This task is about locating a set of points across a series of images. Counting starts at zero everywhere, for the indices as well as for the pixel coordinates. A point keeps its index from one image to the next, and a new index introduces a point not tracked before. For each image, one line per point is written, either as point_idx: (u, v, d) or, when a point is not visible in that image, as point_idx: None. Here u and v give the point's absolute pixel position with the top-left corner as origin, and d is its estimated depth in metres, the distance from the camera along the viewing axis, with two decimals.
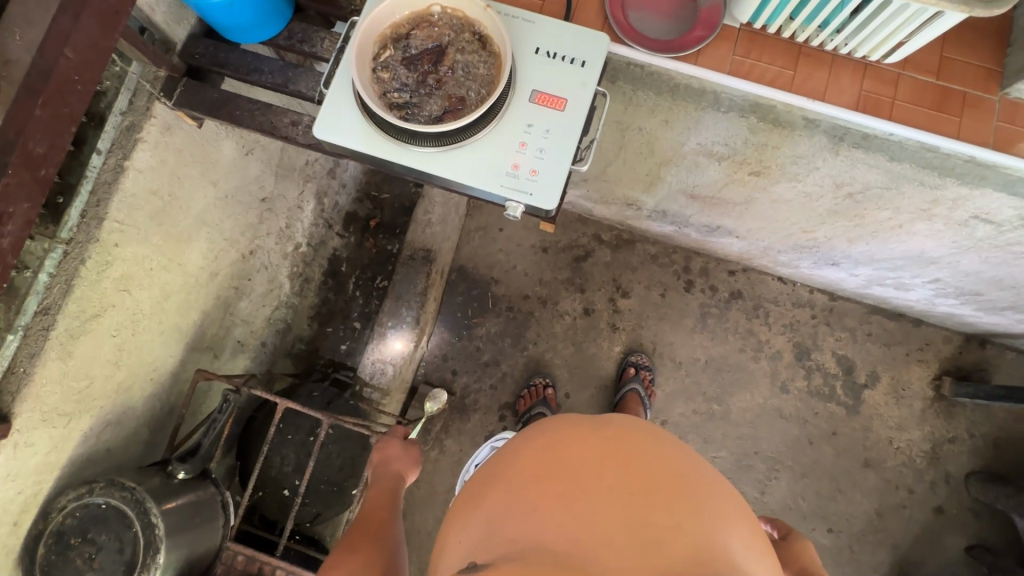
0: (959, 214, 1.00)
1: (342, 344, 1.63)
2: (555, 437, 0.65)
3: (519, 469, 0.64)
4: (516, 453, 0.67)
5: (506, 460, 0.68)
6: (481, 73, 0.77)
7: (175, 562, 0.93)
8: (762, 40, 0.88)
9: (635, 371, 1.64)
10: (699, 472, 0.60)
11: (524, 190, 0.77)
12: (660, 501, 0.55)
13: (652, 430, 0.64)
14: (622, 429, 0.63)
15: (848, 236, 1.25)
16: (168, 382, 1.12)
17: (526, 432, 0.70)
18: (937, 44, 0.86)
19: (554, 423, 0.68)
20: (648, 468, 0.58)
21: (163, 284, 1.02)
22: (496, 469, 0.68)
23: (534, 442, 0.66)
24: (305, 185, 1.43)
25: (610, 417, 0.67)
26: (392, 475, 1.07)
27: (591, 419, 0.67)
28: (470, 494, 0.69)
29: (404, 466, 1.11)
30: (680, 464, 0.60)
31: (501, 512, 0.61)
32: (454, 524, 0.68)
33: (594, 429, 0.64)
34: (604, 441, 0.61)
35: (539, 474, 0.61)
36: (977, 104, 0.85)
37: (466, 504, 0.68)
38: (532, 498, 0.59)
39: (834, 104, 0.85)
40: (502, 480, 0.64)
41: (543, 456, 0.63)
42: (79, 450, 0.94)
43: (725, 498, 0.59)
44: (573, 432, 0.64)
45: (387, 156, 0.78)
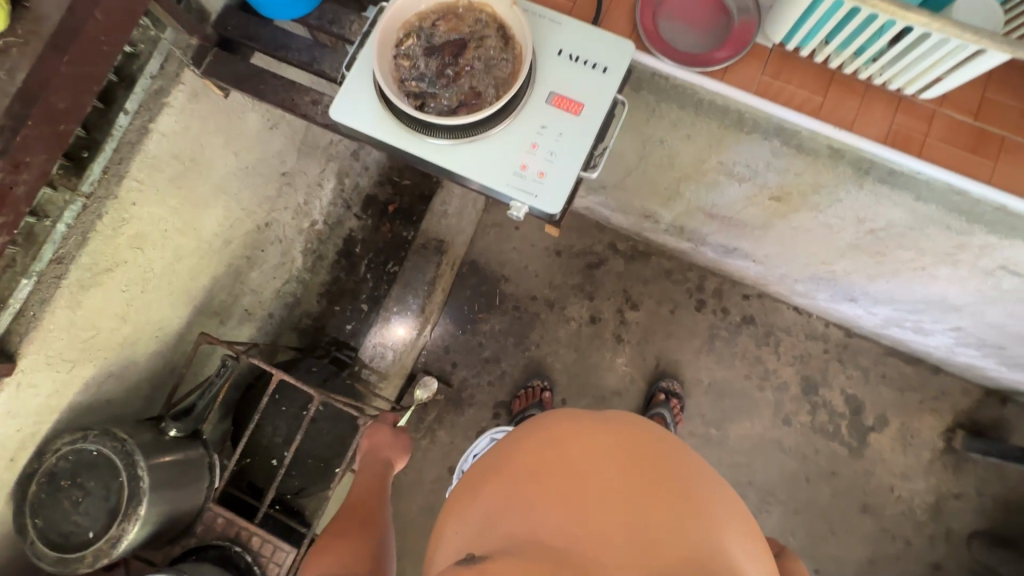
0: (985, 262, 0.96)
1: (348, 324, 1.64)
2: (561, 433, 0.67)
3: (520, 467, 0.67)
4: (517, 448, 0.70)
5: (506, 454, 0.71)
6: (500, 70, 0.77)
7: (157, 516, 0.94)
8: (793, 61, 0.84)
9: (664, 397, 1.61)
10: (701, 477, 0.63)
11: (530, 191, 0.76)
12: (661, 505, 0.58)
13: (654, 433, 0.67)
14: (625, 432, 0.66)
15: (867, 272, 1.21)
16: (172, 342, 1.15)
17: (532, 425, 0.72)
18: (980, 82, 0.81)
19: (559, 416, 0.70)
20: (651, 474, 0.61)
21: (177, 247, 1.05)
22: (497, 462, 0.71)
23: (536, 438, 0.69)
24: (326, 164, 1.45)
25: (614, 417, 0.69)
26: (380, 461, 1.15)
27: (597, 418, 0.69)
28: (469, 483, 0.73)
29: (392, 453, 1.19)
30: (681, 469, 0.63)
31: (505, 507, 0.63)
32: (453, 513, 0.72)
33: (599, 430, 0.66)
34: (607, 445, 0.64)
35: (541, 473, 0.64)
36: (1014, 150, 0.80)
37: (463, 496, 0.72)
38: (537, 496, 0.62)
39: (862, 135, 0.82)
40: (507, 475, 0.67)
41: (544, 454, 0.66)
42: (80, 397, 0.97)
43: (726, 500, 0.61)
44: (579, 430, 0.66)
45: (400, 144, 0.79)
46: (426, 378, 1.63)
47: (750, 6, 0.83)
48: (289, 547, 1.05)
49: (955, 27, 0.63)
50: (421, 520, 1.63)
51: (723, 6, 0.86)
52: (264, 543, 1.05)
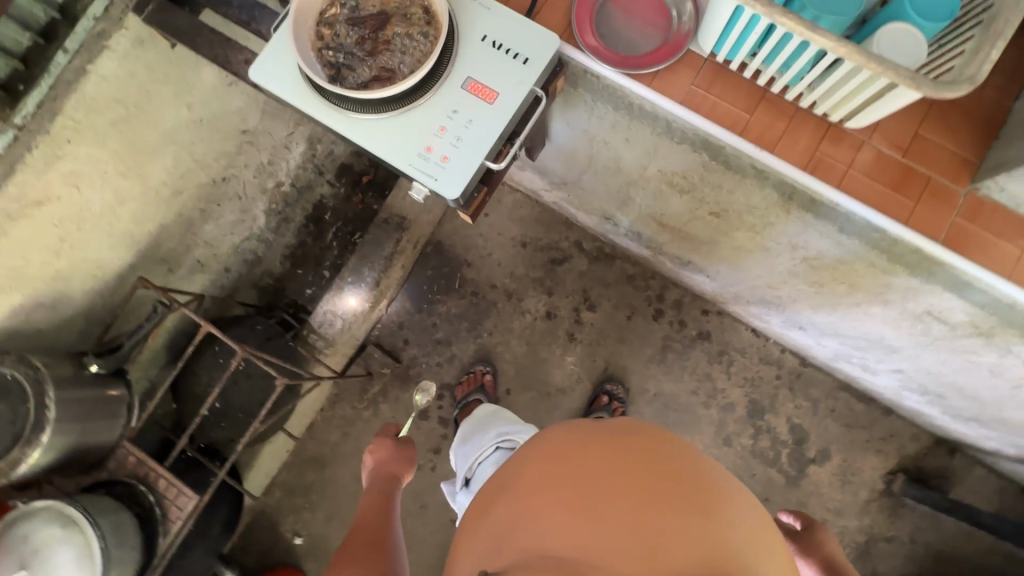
0: (913, 305, 0.93)
1: (308, 288, 1.66)
2: (565, 442, 0.66)
3: (526, 479, 0.66)
4: (526, 461, 0.69)
5: (515, 469, 0.70)
6: (418, 50, 0.77)
7: (61, 445, 0.98)
8: (726, 75, 0.81)
9: (607, 400, 1.61)
10: (716, 477, 0.60)
11: (430, 174, 0.76)
12: (671, 507, 0.55)
13: (669, 435, 0.64)
14: (635, 434, 0.64)
15: (811, 302, 1.18)
16: (112, 283, 1.18)
17: (539, 438, 0.71)
18: (914, 118, 0.78)
19: (563, 427, 0.69)
20: (661, 476, 0.58)
21: (119, 189, 1.08)
22: (507, 478, 0.70)
23: (542, 449, 0.68)
24: (295, 127, 1.44)
25: (625, 421, 0.67)
26: (387, 475, 1.11)
27: (605, 423, 0.67)
28: (481, 504, 0.73)
29: (398, 466, 1.15)
30: (694, 467, 0.60)
31: (511, 521, 0.63)
32: (468, 532, 0.71)
33: (604, 435, 0.64)
34: (614, 447, 0.62)
35: (544, 483, 0.62)
36: (937, 192, 0.77)
37: (475, 517, 0.72)
38: (541, 506, 0.60)
39: (783, 158, 0.80)
40: (514, 489, 0.66)
41: (550, 463, 0.64)
42: (6, 322, 1.01)
43: (728, 493, 0.59)
44: (582, 437, 0.65)
45: (314, 112, 0.79)
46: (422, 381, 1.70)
47: (689, 13, 0.81)
48: (191, 495, 1.05)
49: (860, 55, 0.62)
50: (352, 489, 1.67)
51: (664, 10, 0.83)
52: (168, 487, 1.06)
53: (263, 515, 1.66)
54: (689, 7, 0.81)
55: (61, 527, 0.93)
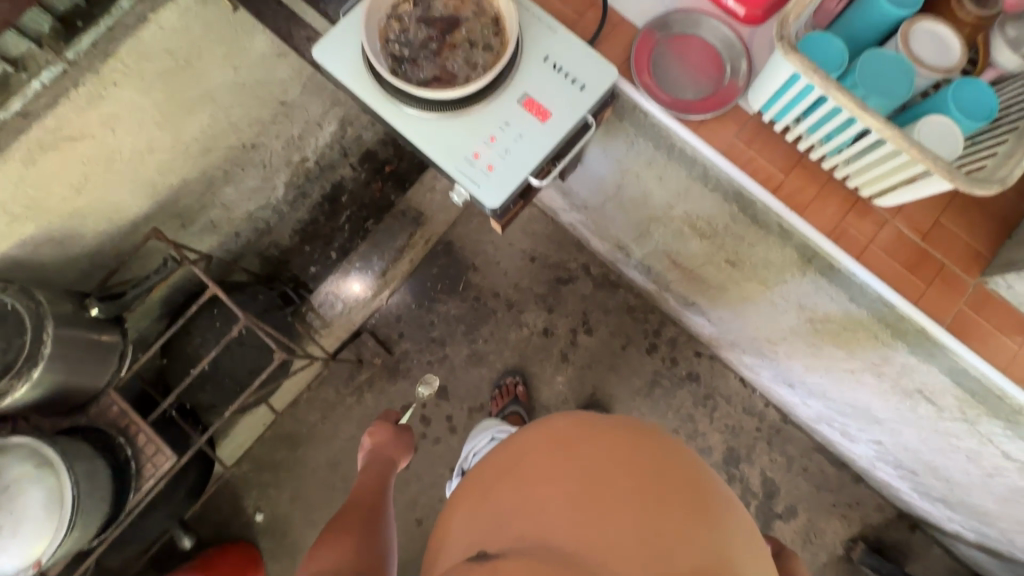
0: (905, 381, 0.96)
1: (312, 266, 1.68)
2: (570, 440, 0.73)
3: (531, 467, 0.73)
4: (530, 451, 0.76)
5: (517, 457, 0.76)
6: (482, 58, 0.79)
7: (48, 384, 0.96)
8: (768, 134, 0.85)
9: None
10: (705, 484, 0.69)
11: (473, 180, 0.78)
12: (670, 509, 0.63)
13: (666, 443, 0.73)
14: (635, 441, 0.72)
15: (805, 362, 1.21)
16: (124, 229, 1.17)
17: (540, 432, 0.78)
18: (937, 206, 0.82)
19: (566, 426, 0.77)
20: (660, 481, 0.66)
21: (151, 138, 1.08)
22: (508, 464, 0.77)
23: (548, 441, 0.75)
24: (331, 107, 1.45)
25: (624, 424, 0.76)
26: (383, 458, 1.12)
27: (608, 428, 0.75)
28: (478, 486, 0.79)
29: (396, 450, 1.16)
30: (688, 474, 0.69)
31: (514, 508, 0.69)
32: (466, 511, 0.77)
33: (610, 440, 0.72)
34: (621, 451, 0.70)
35: (552, 473, 0.69)
36: (948, 279, 0.81)
37: (473, 498, 0.77)
38: (547, 497, 0.67)
39: (810, 223, 0.83)
40: (516, 478, 0.73)
41: (558, 456, 0.72)
42: (15, 250, 1.00)
43: (715, 499, 0.67)
44: (588, 437, 0.73)
45: (370, 101, 0.81)
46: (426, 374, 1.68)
47: (743, 70, 0.85)
48: (169, 454, 1.03)
49: (904, 141, 0.65)
50: (322, 473, 1.65)
51: (719, 63, 0.87)
52: (147, 442, 1.04)
53: (227, 485, 1.63)
54: (744, 65, 0.85)
55: (35, 466, 0.91)
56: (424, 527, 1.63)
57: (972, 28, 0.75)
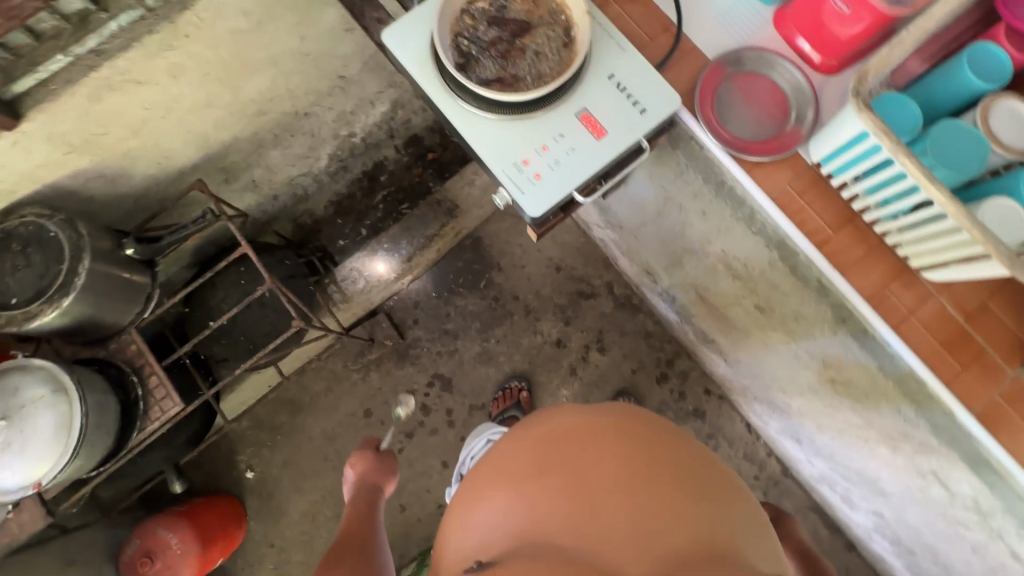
0: (921, 460, 0.93)
1: (340, 240, 1.69)
2: (558, 430, 0.73)
3: (515, 463, 0.72)
4: (513, 446, 0.75)
5: (500, 455, 0.76)
6: (548, 66, 0.78)
7: (76, 314, 0.99)
8: (823, 187, 0.82)
9: None
10: (692, 457, 0.70)
11: (518, 186, 0.78)
12: (663, 492, 0.64)
13: (647, 421, 0.74)
14: (620, 424, 0.72)
15: (818, 420, 1.19)
16: (170, 175, 1.20)
17: (525, 423, 0.78)
18: (987, 287, 0.79)
19: (550, 414, 0.76)
20: (650, 464, 0.67)
21: (211, 93, 1.10)
22: (492, 462, 0.76)
23: (531, 435, 0.75)
24: (386, 87, 1.46)
25: (607, 406, 0.76)
26: (369, 487, 1.12)
27: (595, 410, 0.75)
28: (466, 487, 0.78)
29: (381, 478, 1.15)
30: (674, 451, 0.70)
31: (509, 508, 0.68)
32: (456, 516, 0.76)
33: (597, 425, 0.72)
34: (609, 437, 0.70)
35: (538, 469, 0.69)
36: (987, 366, 0.78)
37: (464, 499, 0.76)
38: (541, 493, 0.67)
39: (852, 284, 0.81)
40: (506, 475, 0.72)
41: (543, 450, 0.71)
42: (66, 181, 1.03)
43: (705, 472, 0.69)
44: (576, 425, 0.73)
45: (430, 92, 0.81)
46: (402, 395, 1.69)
47: (808, 117, 0.83)
48: (176, 401, 1.06)
49: (966, 219, 0.63)
50: (317, 443, 1.67)
51: (784, 107, 0.85)
52: (158, 385, 1.07)
53: (224, 439, 1.66)
54: (811, 113, 0.83)
55: (51, 390, 0.93)
56: (407, 513, 1.63)
57: None
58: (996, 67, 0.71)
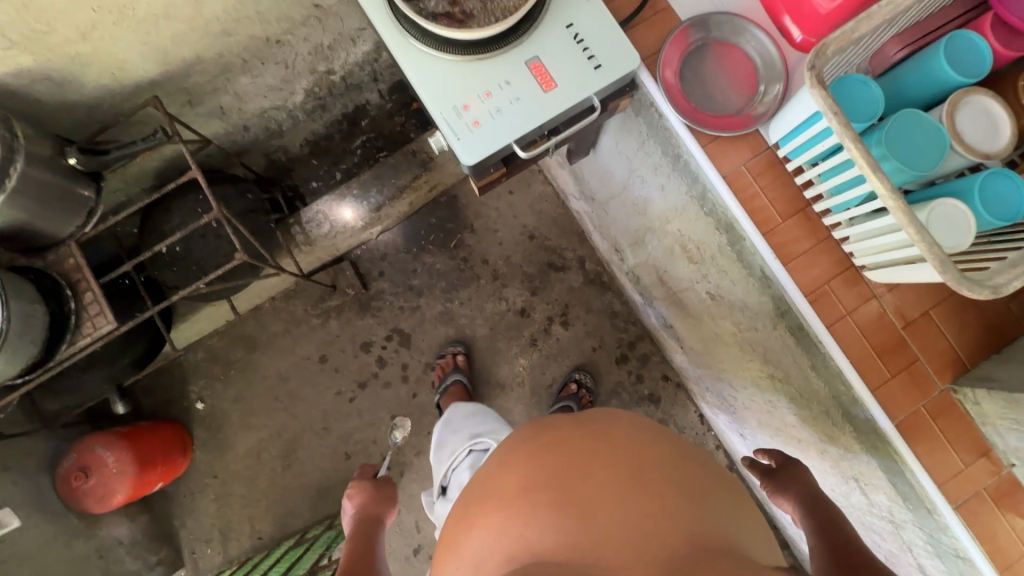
0: (845, 465, 0.92)
1: (313, 180, 1.70)
2: (547, 441, 0.72)
3: (507, 480, 0.69)
4: (505, 465, 0.73)
5: (493, 478, 0.73)
6: (501, 6, 0.73)
7: (7, 218, 0.96)
8: (778, 171, 0.78)
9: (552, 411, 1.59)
10: (680, 461, 0.70)
11: (455, 131, 0.73)
12: (655, 492, 0.63)
13: (634, 427, 0.74)
14: (608, 432, 0.72)
15: (759, 416, 1.17)
16: (125, 87, 1.15)
17: (512, 444, 0.77)
18: (930, 295, 0.76)
19: (538, 429, 0.76)
20: (638, 466, 0.66)
21: (170, 4, 1.05)
22: (486, 484, 0.73)
23: (523, 452, 0.73)
24: (368, 25, 1.40)
25: (595, 416, 0.76)
26: (371, 515, 1.07)
27: (583, 422, 0.74)
28: (459, 516, 0.73)
29: (383, 508, 1.11)
30: (662, 456, 0.69)
31: (500, 525, 0.64)
32: (452, 552, 0.70)
33: (586, 434, 0.71)
34: (598, 444, 0.69)
35: (531, 482, 0.66)
36: (917, 375, 0.75)
37: (456, 527, 0.72)
38: (531, 503, 0.64)
39: (792, 277, 0.77)
40: (496, 492, 0.69)
41: (534, 462, 0.69)
42: (7, 78, 0.99)
43: (694, 474, 0.68)
44: (566, 435, 0.72)
45: (376, 21, 0.76)
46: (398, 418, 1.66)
47: (775, 94, 0.78)
48: (110, 318, 1.05)
49: (906, 215, 0.59)
50: (270, 382, 1.67)
51: (752, 83, 0.80)
52: (92, 301, 1.06)
53: (178, 367, 1.66)
54: (778, 90, 0.77)
55: None
56: (351, 461, 1.64)
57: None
58: (974, 59, 0.66)
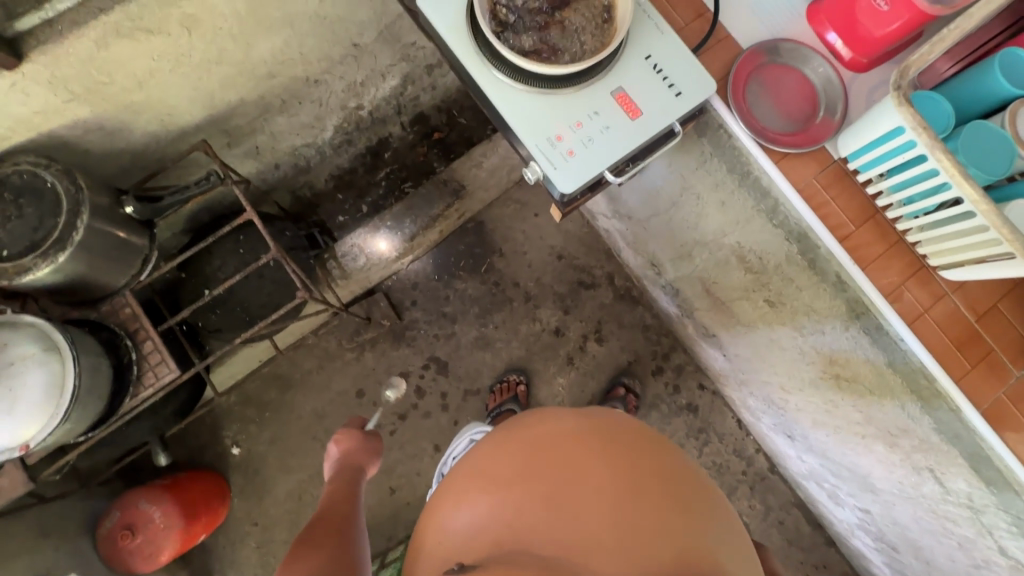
0: (918, 457, 0.96)
1: (339, 216, 1.64)
2: (545, 432, 0.71)
3: (498, 468, 0.70)
4: (496, 450, 0.72)
5: (483, 459, 0.73)
6: (587, 42, 0.77)
7: (70, 271, 0.95)
8: (847, 182, 0.83)
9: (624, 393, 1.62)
10: (678, 469, 0.70)
11: (551, 161, 0.77)
12: (647, 500, 0.64)
13: (640, 430, 0.73)
14: (609, 429, 0.71)
15: (814, 416, 1.21)
16: (171, 134, 1.15)
17: (509, 424, 0.76)
18: (999, 289, 0.81)
19: (536, 415, 0.75)
20: (634, 469, 0.66)
21: (222, 50, 1.06)
22: (479, 464, 0.73)
23: (521, 438, 0.72)
24: (398, 60, 1.43)
25: (596, 413, 0.75)
26: (354, 465, 1.10)
27: (581, 415, 0.74)
28: (446, 489, 0.74)
29: (363, 457, 1.14)
30: (660, 460, 0.69)
31: (486, 510, 0.66)
32: (432, 521, 0.72)
33: (583, 429, 0.71)
34: (595, 442, 0.69)
35: (524, 474, 0.67)
36: (995, 365, 0.80)
37: (442, 499, 0.73)
38: (521, 495, 0.65)
39: (871, 279, 0.82)
40: (486, 474, 0.70)
41: (530, 456, 0.69)
42: (64, 130, 0.98)
43: (691, 484, 0.68)
44: (563, 428, 0.71)
45: (464, 60, 0.79)
46: (394, 377, 1.67)
47: (838, 111, 0.84)
48: (172, 367, 1.02)
49: (998, 217, 0.63)
50: (307, 421, 1.63)
51: (815, 101, 0.86)
52: (152, 351, 1.03)
53: (210, 413, 1.62)
54: (841, 108, 0.83)
55: (42, 348, 0.89)
56: (396, 496, 1.61)
57: None
58: None
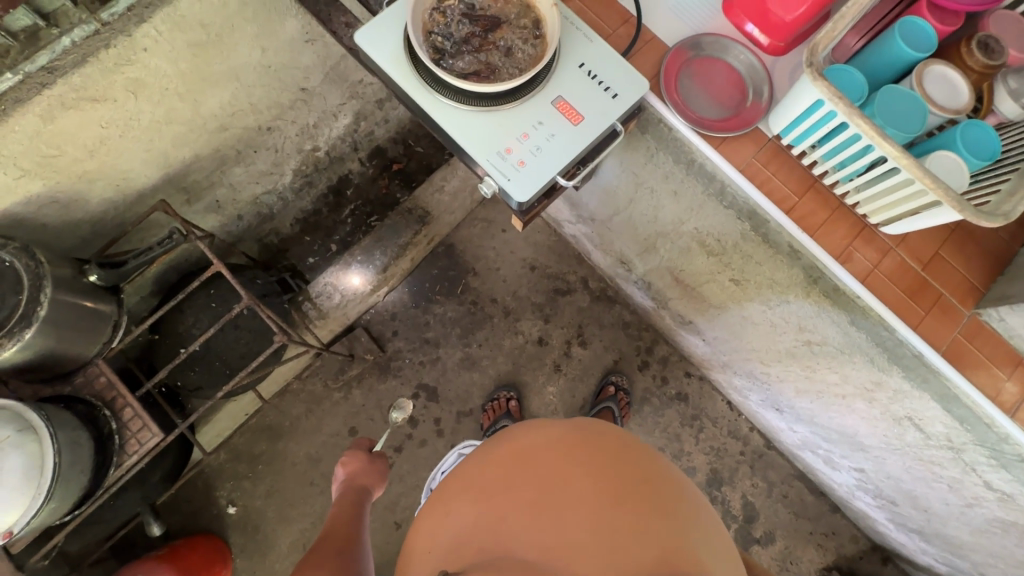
0: (896, 407, 0.99)
1: (310, 257, 1.61)
2: (530, 441, 0.73)
3: (485, 478, 0.72)
4: (485, 460, 0.75)
5: (474, 470, 0.76)
6: (521, 58, 0.81)
7: (38, 347, 0.93)
8: (784, 157, 0.89)
9: (614, 391, 1.65)
10: (666, 476, 0.71)
11: (504, 173, 0.80)
12: (629, 505, 0.65)
13: (627, 439, 0.74)
14: (593, 436, 0.73)
15: (796, 385, 1.25)
16: (129, 199, 1.16)
17: (498, 434, 0.79)
18: (939, 238, 0.86)
19: (525, 426, 0.77)
20: (617, 476, 0.68)
21: (171, 109, 1.09)
22: (468, 474, 0.76)
23: (508, 448, 0.74)
24: (348, 99, 1.47)
25: (584, 421, 0.76)
26: (358, 487, 1.08)
27: (569, 424, 0.75)
28: (439, 498, 0.78)
29: (371, 479, 1.12)
30: (646, 466, 0.71)
31: (471, 519, 0.69)
32: (424, 530, 0.76)
33: (570, 437, 0.72)
34: (579, 450, 0.70)
35: (510, 483, 0.69)
36: (947, 309, 0.85)
37: (433, 508, 0.77)
38: (505, 505, 0.67)
39: (820, 245, 0.87)
40: (474, 484, 0.73)
41: (515, 464, 0.71)
42: (18, 208, 0.97)
43: (677, 491, 0.69)
44: (549, 436, 0.73)
45: (408, 90, 0.82)
46: (401, 401, 1.63)
47: (765, 93, 0.89)
48: (156, 431, 1.00)
49: (918, 168, 0.68)
50: (301, 468, 1.60)
51: (743, 86, 0.91)
52: (133, 418, 1.01)
53: (201, 475, 1.58)
54: (767, 90, 0.89)
55: (16, 431, 0.86)
56: (403, 530, 1.59)
57: (979, 75, 0.80)
58: (922, 36, 0.79)
